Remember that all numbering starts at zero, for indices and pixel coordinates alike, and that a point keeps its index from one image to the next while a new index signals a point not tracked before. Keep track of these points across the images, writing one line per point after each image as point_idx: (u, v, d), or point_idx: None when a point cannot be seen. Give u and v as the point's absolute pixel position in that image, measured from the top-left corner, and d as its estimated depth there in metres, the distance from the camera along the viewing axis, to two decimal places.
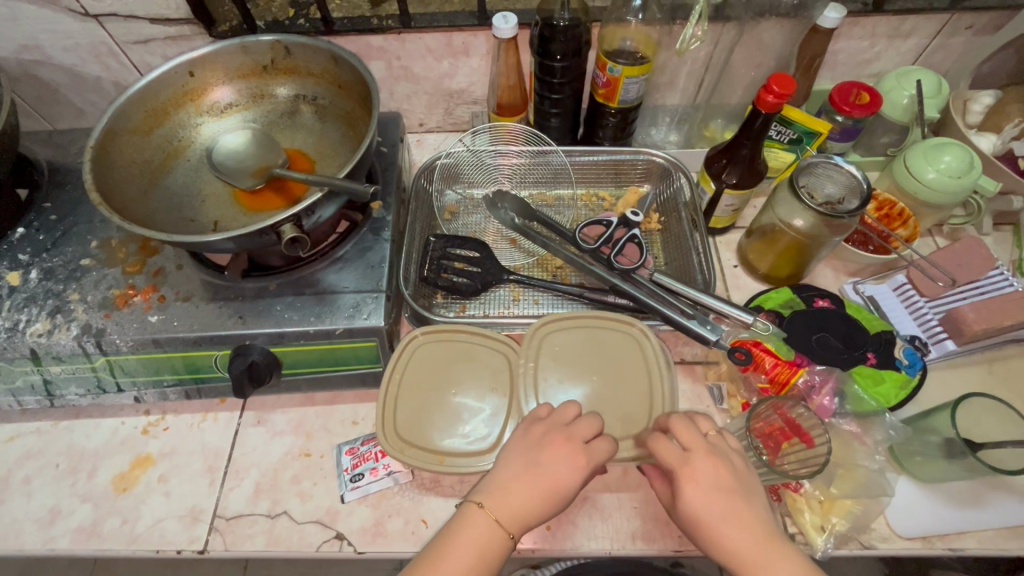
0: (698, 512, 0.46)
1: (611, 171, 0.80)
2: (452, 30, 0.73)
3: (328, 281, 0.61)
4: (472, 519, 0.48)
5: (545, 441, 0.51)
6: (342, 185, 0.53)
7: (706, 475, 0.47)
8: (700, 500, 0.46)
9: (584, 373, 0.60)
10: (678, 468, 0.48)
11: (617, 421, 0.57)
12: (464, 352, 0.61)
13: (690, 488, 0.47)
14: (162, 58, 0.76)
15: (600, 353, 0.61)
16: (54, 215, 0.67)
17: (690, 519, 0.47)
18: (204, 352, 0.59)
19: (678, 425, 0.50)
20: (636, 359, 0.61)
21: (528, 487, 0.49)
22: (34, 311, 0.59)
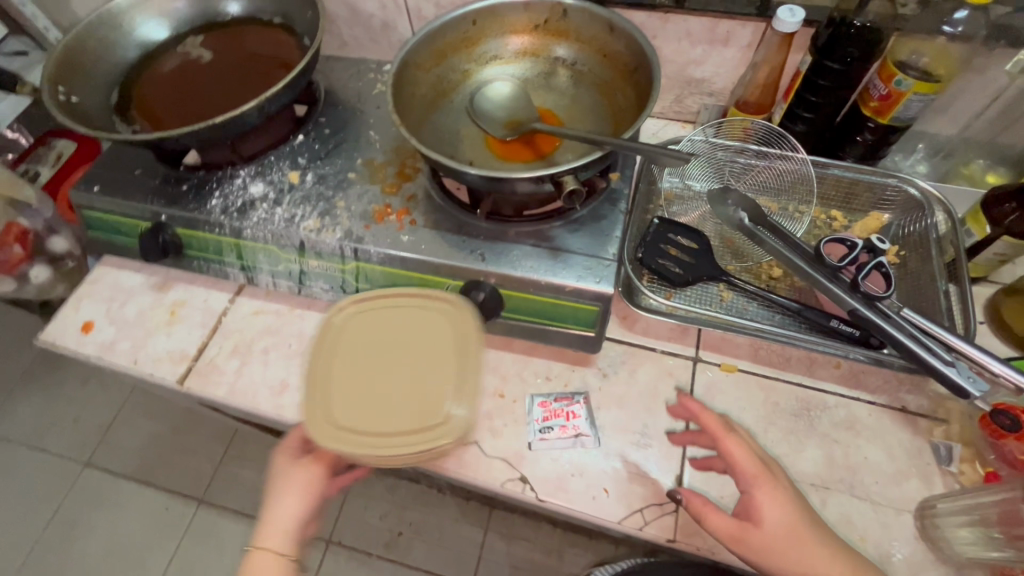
0: (785, 519, 0.50)
1: (845, 191, 0.74)
2: (722, 17, 0.71)
3: (561, 239, 0.63)
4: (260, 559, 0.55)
5: (291, 480, 0.58)
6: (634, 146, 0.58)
7: (782, 489, 0.52)
8: (785, 507, 0.50)
9: (360, 351, 0.58)
10: (758, 473, 0.52)
11: (433, 390, 0.55)
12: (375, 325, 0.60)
13: (773, 499, 0.51)
14: (434, 4, 0.82)
15: (379, 319, 0.60)
16: (329, 129, 0.76)
17: (779, 534, 0.49)
18: (440, 277, 0.63)
19: (734, 447, 0.54)
20: (400, 320, 0.60)
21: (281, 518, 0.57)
22: (308, 209, 0.67)
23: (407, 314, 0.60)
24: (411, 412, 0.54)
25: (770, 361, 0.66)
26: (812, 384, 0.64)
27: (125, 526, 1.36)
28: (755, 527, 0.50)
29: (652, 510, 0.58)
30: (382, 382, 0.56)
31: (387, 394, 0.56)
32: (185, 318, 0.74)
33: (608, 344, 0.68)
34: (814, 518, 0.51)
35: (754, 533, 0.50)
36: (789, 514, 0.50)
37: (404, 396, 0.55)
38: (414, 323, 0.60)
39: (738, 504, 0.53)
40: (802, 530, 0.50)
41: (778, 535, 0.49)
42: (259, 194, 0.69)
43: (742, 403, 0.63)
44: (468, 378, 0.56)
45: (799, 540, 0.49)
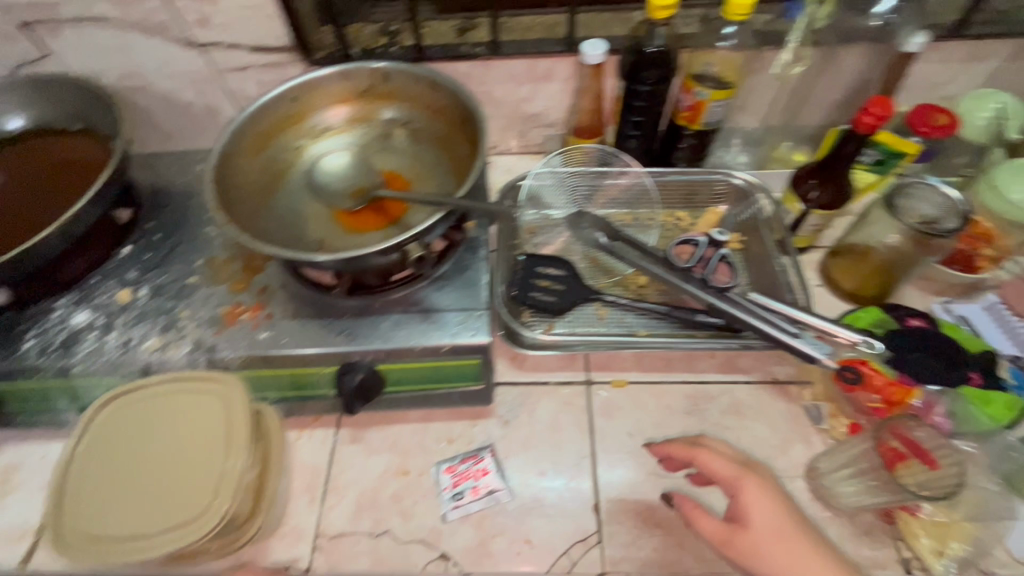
0: (770, 520, 0.45)
1: (685, 192, 0.81)
2: (538, 57, 0.75)
3: (430, 299, 0.62)
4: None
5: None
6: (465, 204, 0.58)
7: (769, 490, 0.47)
8: (771, 508, 0.45)
9: (117, 457, 0.50)
10: (736, 474, 0.48)
11: (132, 493, 0.49)
12: (135, 424, 0.52)
13: (760, 504, 0.46)
14: (255, 83, 0.78)
15: (146, 414, 0.52)
16: (158, 233, 0.69)
17: (768, 538, 0.45)
18: (311, 369, 0.59)
19: (706, 455, 0.49)
20: (176, 408, 0.52)
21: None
22: (147, 327, 0.61)
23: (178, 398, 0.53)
24: (146, 521, 0.47)
25: (655, 367, 0.69)
26: (695, 379, 0.68)
27: None
28: (743, 529, 0.46)
29: (578, 548, 0.57)
30: (121, 484, 0.49)
31: (134, 494, 0.48)
32: (18, 486, 0.62)
33: (503, 389, 0.68)
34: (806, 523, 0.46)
35: (742, 535, 0.46)
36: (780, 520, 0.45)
37: (147, 500, 0.48)
38: (188, 408, 0.52)
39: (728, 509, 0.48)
40: (790, 532, 0.44)
41: (767, 542, 0.45)
42: (84, 324, 0.61)
43: (638, 414, 0.65)
44: (212, 504, 0.47)
45: (788, 542, 0.44)
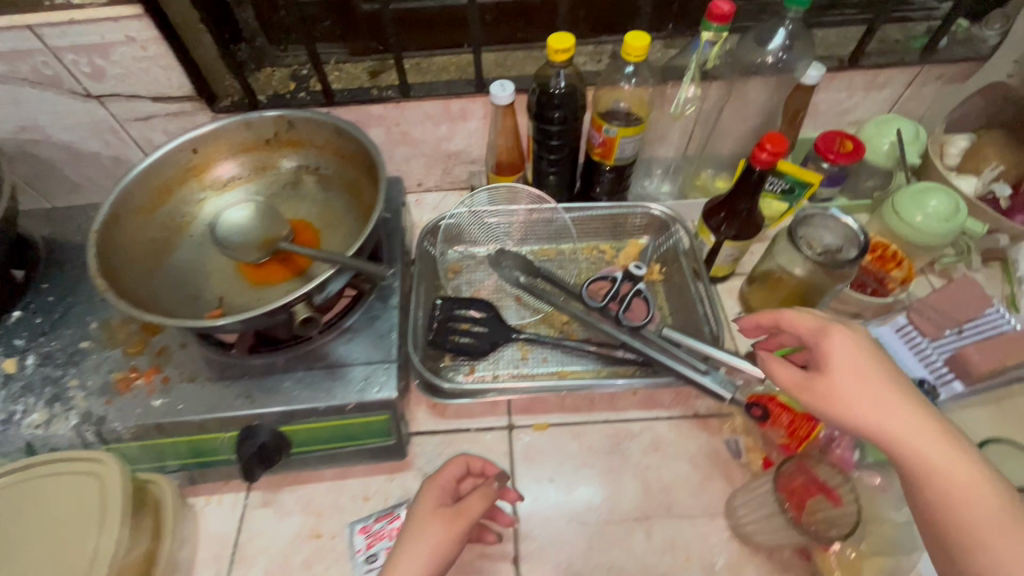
0: (843, 361, 0.45)
1: (608, 224, 0.81)
2: (450, 97, 0.75)
3: (337, 353, 0.60)
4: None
5: (419, 534, 0.49)
6: (356, 265, 0.56)
7: (853, 337, 0.46)
8: (853, 351, 0.45)
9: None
10: (818, 327, 0.48)
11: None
12: (14, 508, 0.50)
13: (841, 346, 0.46)
14: (162, 132, 0.76)
15: (28, 495, 0.51)
16: (52, 295, 0.65)
17: (848, 380, 0.44)
18: (211, 435, 0.57)
19: (794, 316, 0.51)
20: (58, 488, 0.51)
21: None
22: (32, 399, 0.57)
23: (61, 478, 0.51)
24: None
25: (577, 407, 0.68)
26: (618, 418, 0.67)
27: None
28: (822, 375, 0.46)
29: None
30: None
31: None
32: None
33: (422, 438, 0.66)
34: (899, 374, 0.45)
35: (819, 380, 0.46)
36: (862, 360, 0.45)
37: None
38: (71, 487, 0.51)
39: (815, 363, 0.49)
40: (874, 375, 0.44)
41: (844, 383, 0.45)
42: None
43: (559, 459, 0.64)
44: None
45: (867, 386, 0.44)
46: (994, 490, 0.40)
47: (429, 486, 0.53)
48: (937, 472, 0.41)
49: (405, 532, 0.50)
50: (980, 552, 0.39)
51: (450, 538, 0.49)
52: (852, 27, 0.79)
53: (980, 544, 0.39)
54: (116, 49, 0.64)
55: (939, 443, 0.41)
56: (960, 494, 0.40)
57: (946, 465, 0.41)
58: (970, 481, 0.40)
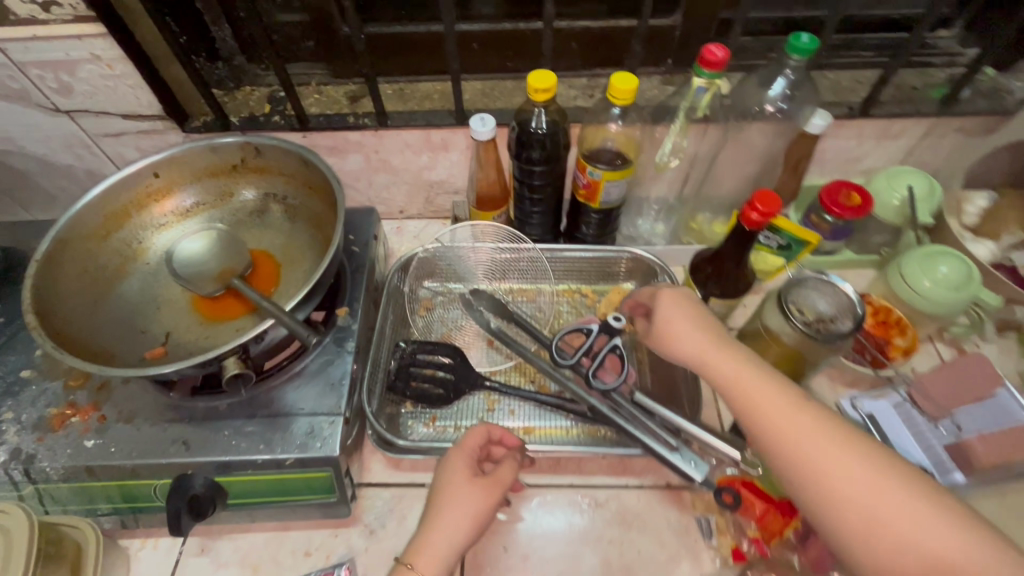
0: (664, 311, 0.53)
1: (593, 267, 0.76)
2: (430, 128, 0.71)
3: (284, 400, 0.57)
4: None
5: (461, 504, 0.51)
6: (294, 325, 0.53)
7: (676, 292, 0.54)
8: (674, 303, 0.53)
9: None
10: (650, 292, 0.56)
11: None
12: None
13: (671, 302, 0.53)
14: (134, 148, 0.74)
15: None
16: (2, 318, 0.63)
17: (667, 325, 0.52)
18: (143, 479, 0.54)
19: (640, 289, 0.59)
20: None
21: (440, 547, 0.49)
22: None
23: None
24: None
25: (541, 468, 0.63)
26: (583, 483, 0.62)
27: None
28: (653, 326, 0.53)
29: None
30: None
31: None
32: None
33: (372, 491, 0.62)
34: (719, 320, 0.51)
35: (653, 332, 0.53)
36: (687, 310, 0.52)
37: None
38: None
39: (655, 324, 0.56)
40: (689, 320, 0.51)
41: (668, 330, 0.52)
42: None
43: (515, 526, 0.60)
44: None
45: (683, 329, 0.51)
46: (797, 403, 0.44)
47: (458, 455, 0.54)
48: (750, 397, 0.46)
49: (441, 498, 0.51)
50: (798, 460, 0.43)
51: (489, 505, 0.52)
52: (870, 71, 0.73)
53: (794, 452, 0.43)
54: (82, 66, 0.62)
55: (753, 370, 0.47)
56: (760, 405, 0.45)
57: (759, 389, 0.46)
58: (778, 397, 0.45)
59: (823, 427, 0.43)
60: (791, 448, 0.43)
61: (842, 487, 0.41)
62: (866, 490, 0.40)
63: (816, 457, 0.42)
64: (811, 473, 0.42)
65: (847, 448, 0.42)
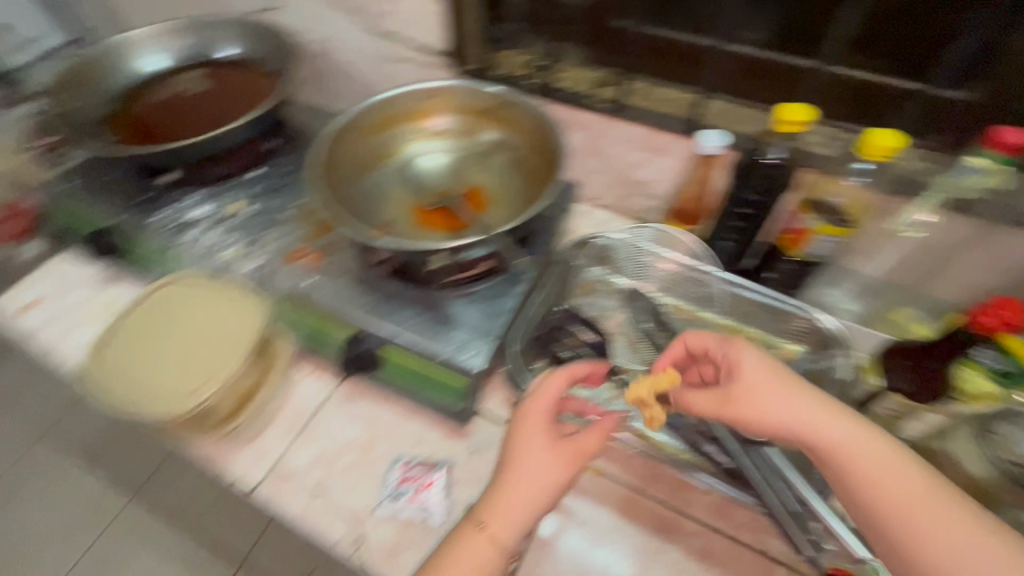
0: (745, 368, 0.50)
1: (769, 314, 0.71)
2: (656, 129, 0.75)
3: (452, 310, 0.66)
4: (468, 549, 0.50)
5: (546, 464, 0.52)
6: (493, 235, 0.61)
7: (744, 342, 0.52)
8: (750, 355, 0.51)
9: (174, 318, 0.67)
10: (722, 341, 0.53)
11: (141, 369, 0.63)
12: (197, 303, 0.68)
13: (747, 353, 0.51)
14: (411, 76, 0.89)
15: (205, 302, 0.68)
16: (286, 169, 0.83)
17: (750, 379, 0.49)
18: (336, 323, 0.67)
19: (697, 336, 0.56)
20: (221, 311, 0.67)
21: (518, 509, 0.51)
22: (237, 239, 0.74)
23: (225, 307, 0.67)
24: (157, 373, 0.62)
25: (643, 475, 0.64)
26: (676, 507, 0.62)
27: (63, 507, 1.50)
28: (733, 381, 0.50)
29: None
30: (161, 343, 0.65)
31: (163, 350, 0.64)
32: (110, 316, 0.80)
33: (486, 421, 0.68)
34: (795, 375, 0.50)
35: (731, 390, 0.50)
36: (769, 368, 0.50)
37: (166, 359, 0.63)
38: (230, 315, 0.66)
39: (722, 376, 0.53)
40: (770, 377, 0.49)
41: (747, 386, 0.49)
42: (197, 217, 0.76)
43: (598, 510, 0.62)
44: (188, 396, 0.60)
45: (768, 388, 0.49)
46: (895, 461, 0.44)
47: (535, 410, 0.55)
48: (847, 461, 0.45)
49: (512, 454, 0.53)
50: (898, 519, 0.42)
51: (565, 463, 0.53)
52: None
53: (892, 512, 0.42)
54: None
55: (849, 428, 0.46)
56: (863, 469, 0.44)
57: (865, 453, 0.45)
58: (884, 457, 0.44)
59: (934, 495, 0.42)
60: (900, 512, 0.42)
61: (942, 548, 0.41)
62: (954, 544, 0.40)
63: (912, 515, 0.42)
64: (939, 552, 0.41)
65: (938, 500, 0.42)
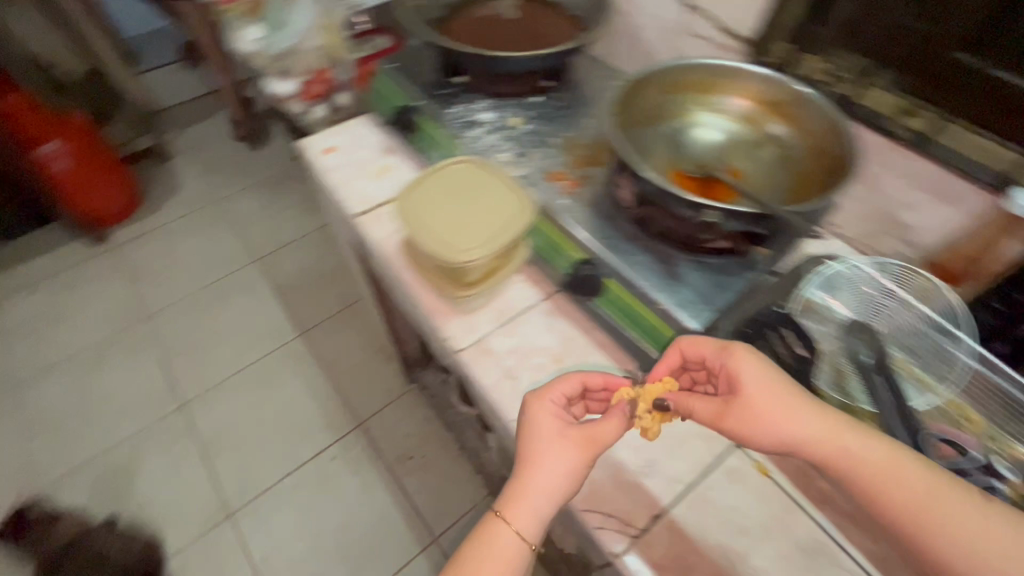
0: (748, 381, 0.56)
1: (1005, 404, 0.66)
2: (953, 172, 0.71)
3: (681, 270, 0.71)
4: (501, 540, 0.53)
5: (561, 456, 0.55)
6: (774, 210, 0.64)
7: (741, 351, 0.58)
8: (752, 368, 0.56)
9: (455, 186, 0.73)
10: (724, 348, 0.59)
11: (421, 206, 0.71)
12: (477, 187, 0.73)
13: (745, 363, 0.57)
14: (700, 54, 0.93)
15: (486, 189, 0.72)
16: (562, 103, 0.93)
17: (753, 391, 0.56)
18: (569, 240, 0.75)
19: (690, 342, 0.62)
20: (491, 204, 0.71)
21: (535, 502, 0.54)
22: (510, 146, 0.85)
23: (494, 202, 0.71)
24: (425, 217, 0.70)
25: (810, 494, 0.65)
26: (836, 537, 0.62)
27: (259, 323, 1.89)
28: (737, 395, 0.56)
29: (612, 522, 0.62)
30: (437, 199, 0.72)
31: (438, 205, 0.71)
32: (385, 176, 0.97)
33: None
34: (793, 384, 0.56)
35: (736, 401, 0.56)
36: (766, 378, 0.56)
37: (436, 212, 0.70)
38: (498, 212, 0.70)
39: (725, 387, 0.59)
40: (772, 391, 0.55)
41: (754, 400, 0.55)
42: (483, 120, 0.88)
43: (756, 502, 0.64)
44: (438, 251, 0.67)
45: (771, 404, 0.54)
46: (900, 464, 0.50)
47: (544, 405, 0.58)
48: (856, 472, 0.51)
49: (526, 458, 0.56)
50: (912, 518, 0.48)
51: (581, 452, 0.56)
52: None
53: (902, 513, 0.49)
54: None
55: (854, 440, 0.52)
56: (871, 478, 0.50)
57: (876, 464, 0.50)
58: (895, 468, 0.50)
59: (943, 493, 0.48)
60: (912, 512, 0.48)
61: (952, 534, 0.47)
62: (961, 530, 0.47)
63: (921, 510, 0.48)
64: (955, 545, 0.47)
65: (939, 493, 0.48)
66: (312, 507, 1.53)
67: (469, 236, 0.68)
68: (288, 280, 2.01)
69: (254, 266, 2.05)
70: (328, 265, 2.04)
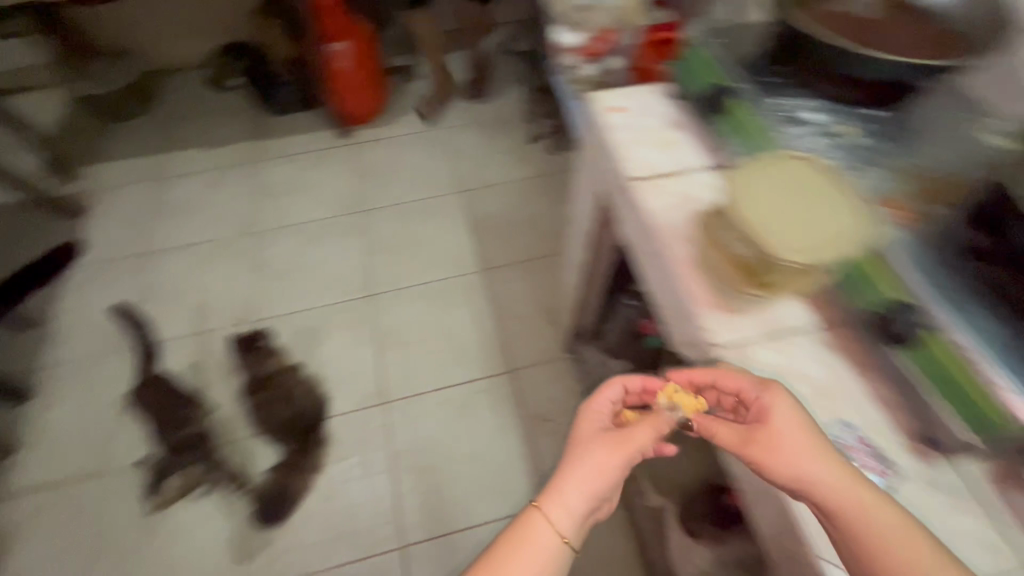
0: (780, 420, 0.64)
1: None
2: None
3: (1018, 355, 0.66)
4: (537, 530, 0.69)
5: (590, 461, 0.70)
6: None
7: (779, 395, 0.66)
8: (785, 410, 0.65)
9: (791, 181, 0.70)
10: (764, 385, 0.68)
11: (756, 192, 0.70)
12: (814, 190, 0.70)
13: (779, 401, 0.66)
14: None
15: (824, 194, 0.69)
16: (896, 126, 0.86)
17: (785, 429, 0.64)
18: (891, 281, 0.70)
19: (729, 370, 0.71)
20: (827, 212, 0.68)
21: (569, 498, 0.69)
22: (836, 156, 0.85)
23: (831, 210, 0.68)
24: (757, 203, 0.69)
25: None
26: None
27: (451, 247, 2.05)
28: (763, 426, 0.65)
29: None
30: (773, 189, 0.70)
31: (773, 196, 0.69)
32: (670, 149, 0.95)
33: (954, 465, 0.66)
34: (814, 432, 0.64)
35: (761, 432, 0.65)
36: (793, 419, 0.64)
37: (770, 201, 0.69)
38: (834, 222, 0.67)
39: (752, 417, 0.68)
40: (802, 430, 0.64)
41: (779, 434, 0.64)
42: (809, 119, 0.87)
43: None
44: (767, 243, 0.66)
45: (787, 443, 0.63)
46: (879, 509, 0.59)
47: (585, 421, 0.76)
48: (840, 508, 0.60)
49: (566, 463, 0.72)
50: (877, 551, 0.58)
51: (614, 458, 0.71)
52: None
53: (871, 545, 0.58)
54: None
55: (847, 484, 0.61)
56: (856, 516, 0.59)
57: (857, 508, 0.60)
58: (871, 510, 0.59)
59: (907, 534, 0.58)
60: (881, 546, 0.58)
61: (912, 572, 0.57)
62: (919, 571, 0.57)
63: (889, 547, 0.58)
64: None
65: (907, 535, 0.58)
66: (450, 424, 1.65)
67: (800, 237, 0.66)
68: (485, 217, 2.13)
69: (459, 195, 2.21)
70: (522, 216, 2.13)
